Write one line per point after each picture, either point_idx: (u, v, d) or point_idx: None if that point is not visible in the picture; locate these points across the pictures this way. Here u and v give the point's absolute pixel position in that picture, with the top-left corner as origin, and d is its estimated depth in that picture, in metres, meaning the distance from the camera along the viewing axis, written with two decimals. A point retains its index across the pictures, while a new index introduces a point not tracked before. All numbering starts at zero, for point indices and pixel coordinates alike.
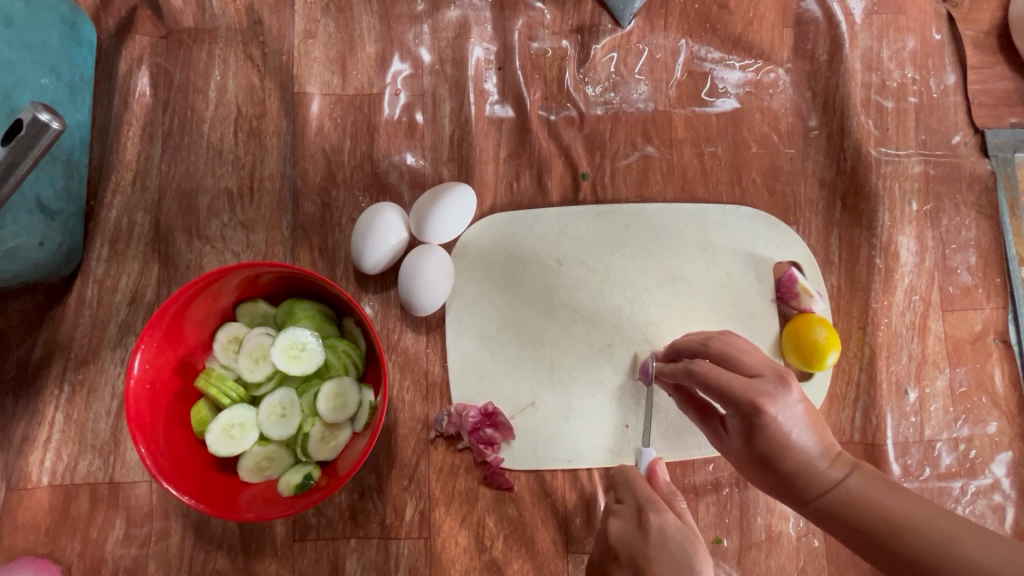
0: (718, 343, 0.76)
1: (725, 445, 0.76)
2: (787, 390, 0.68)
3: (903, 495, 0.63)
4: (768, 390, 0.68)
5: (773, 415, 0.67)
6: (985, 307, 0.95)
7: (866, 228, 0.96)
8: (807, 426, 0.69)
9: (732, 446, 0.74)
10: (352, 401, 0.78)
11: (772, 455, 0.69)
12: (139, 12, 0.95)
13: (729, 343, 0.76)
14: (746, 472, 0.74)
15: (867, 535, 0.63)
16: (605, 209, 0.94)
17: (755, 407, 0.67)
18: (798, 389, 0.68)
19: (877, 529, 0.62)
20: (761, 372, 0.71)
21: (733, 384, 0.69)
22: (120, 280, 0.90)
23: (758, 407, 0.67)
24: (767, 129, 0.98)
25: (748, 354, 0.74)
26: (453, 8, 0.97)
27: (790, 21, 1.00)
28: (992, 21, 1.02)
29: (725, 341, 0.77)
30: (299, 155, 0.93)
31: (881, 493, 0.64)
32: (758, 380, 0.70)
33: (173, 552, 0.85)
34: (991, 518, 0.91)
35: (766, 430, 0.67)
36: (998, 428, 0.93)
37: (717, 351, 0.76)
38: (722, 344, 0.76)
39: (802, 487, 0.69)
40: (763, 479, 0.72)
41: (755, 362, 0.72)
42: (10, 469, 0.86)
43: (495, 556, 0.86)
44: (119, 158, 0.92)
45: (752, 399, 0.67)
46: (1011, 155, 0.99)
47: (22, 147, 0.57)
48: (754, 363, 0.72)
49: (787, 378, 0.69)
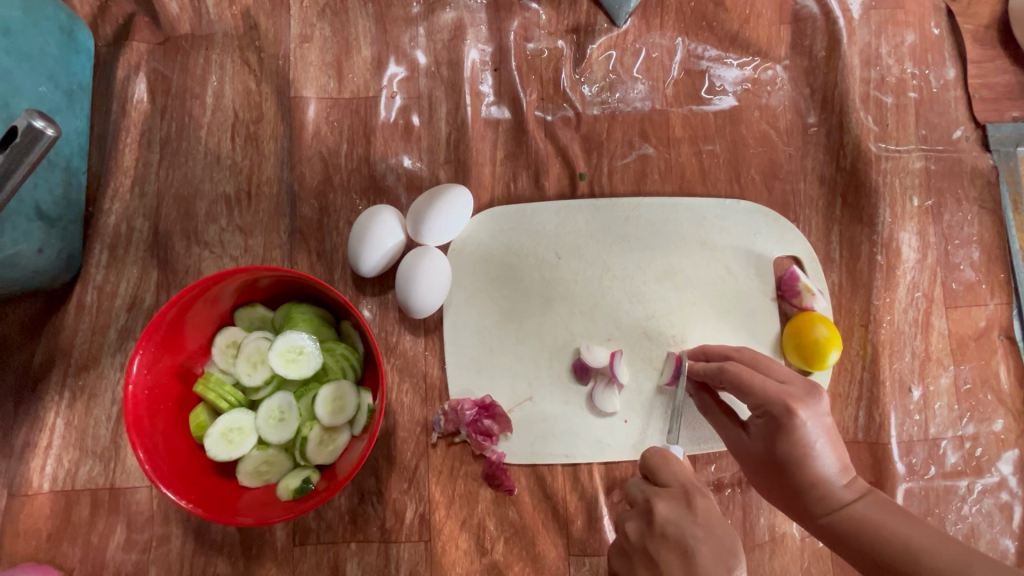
0: (751, 352, 0.79)
1: (738, 446, 0.75)
2: (817, 400, 0.69)
3: (910, 520, 0.64)
4: (800, 394, 0.69)
5: (803, 419, 0.67)
6: (989, 303, 0.94)
7: (867, 224, 0.95)
8: (831, 440, 0.69)
9: (747, 449, 0.74)
10: (350, 404, 0.77)
11: (793, 461, 0.68)
12: (137, 20, 0.95)
13: (761, 354, 0.79)
14: (755, 478, 0.74)
15: (875, 558, 0.63)
16: (603, 204, 0.94)
17: (785, 408, 0.68)
18: (827, 401, 0.70)
19: (889, 550, 0.63)
20: (790, 380, 0.72)
21: (765, 385, 0.70)
22: (120, 286, 0.91)
23: (789, 407, 0.68)
24: (765, 127, 0.97)
25: (778, 364, 0.76)
26: (448, 9, 0.97)
27: (787, 17, 0.99)
28: (993, 14, 1.01)
29: (757, 352, 0.79)
30: (297, 158, 0.93)
31: (893, 517, 0.65)
32: (788, 386, 0.71)
33: (174, 558, 0.85)
34: (997, 517, 0.89)
35: (793, 432, 0.68)
36: (1004, 426, 0.92)
37: (749, 356, 0.78)
38: (755, 354, 0.79)
39: (813, 501, 0.69)
40: (777, 489, 0.71)
41: (786, 373, 0.73)
42: (11, 475, 0.87)
43: (496, 559, 0.86)
44: (118, 164, 0.93)
45: (783, 402, 0.69)
46: (1013, 149, 0.98)
47: (17, 154, 0.56)
48: (783, 373, 0.74)
49: (815, 389, 0.71)
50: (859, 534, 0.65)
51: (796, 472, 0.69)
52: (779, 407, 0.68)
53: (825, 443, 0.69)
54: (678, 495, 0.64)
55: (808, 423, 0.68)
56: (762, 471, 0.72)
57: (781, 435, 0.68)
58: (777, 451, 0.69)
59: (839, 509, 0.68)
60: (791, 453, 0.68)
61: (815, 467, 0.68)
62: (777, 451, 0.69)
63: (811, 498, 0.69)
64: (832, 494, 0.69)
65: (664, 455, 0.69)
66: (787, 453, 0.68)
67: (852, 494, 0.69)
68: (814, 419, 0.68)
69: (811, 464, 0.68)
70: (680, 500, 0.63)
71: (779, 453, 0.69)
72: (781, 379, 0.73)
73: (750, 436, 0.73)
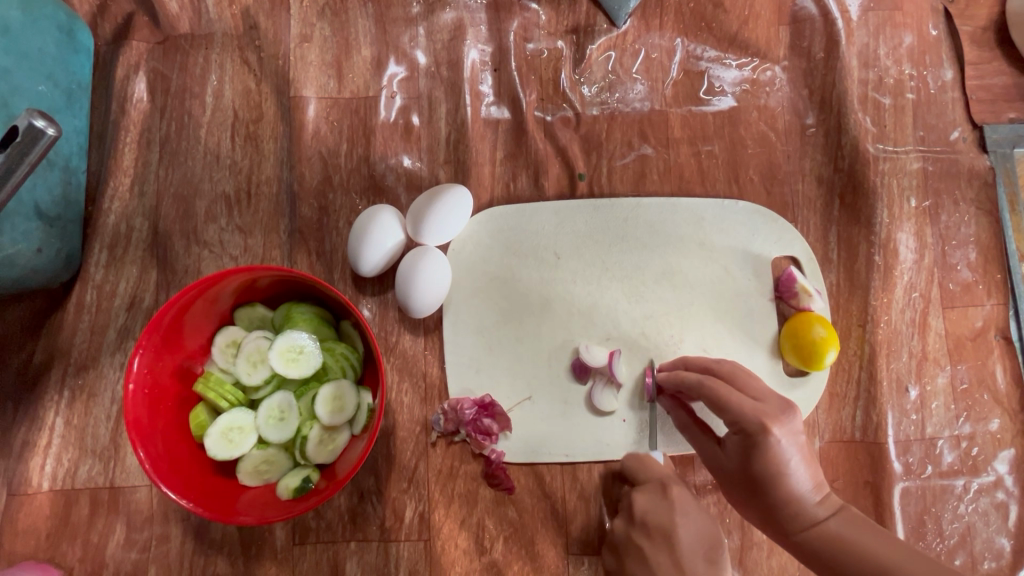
0: (730, 365, 0.79)
1: (715, 462, 0.75)
2: (791, 418, 0.70)
3: (883, 538, 0.65)
4: (774, 412, 0.69)
5: (777, 438, 0.68)
6: (985, 303, 0.95)
7: (865, 225, 0.95)
8: (804, 456, 0.69)
9: (723, 466, 0.74)
10: (350, 404, 0.78)
11: (767, 479, 0.68)
12: (136, 19, 0.95)
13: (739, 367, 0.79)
14: (732, 495, 0.74)
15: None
16: (602, 203, 0.94)
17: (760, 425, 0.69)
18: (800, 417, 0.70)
19: (862, 570, 0.63)
20: (765, 397, 0.72)
21: (740, 402, 0.71)
22: (119, 285, 0.91)
23: (765, 426, 0.68)
24: (764, 128, 0.97)
25: (753, 378, 0.76)
26: (448, 10, 0.97)
27: (786, 19, 1.00)
28: (990, 16, 1.01)
29: (734, 367, 0.79)
30: (296, 158, 0.93)
31: (865, 536, 0.65)
32: (763, 403, 0.71)
33: (173, 557, 0.85)
34: (993, 516, 0.90)
35: (767, 450, 0.68)
36: (1000, 425, 0.92)
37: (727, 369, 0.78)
38: (733, 366, 0.79)
39: (788, 519, 0.69)
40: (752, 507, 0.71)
41: (762, 389, 0.74)
42: (10, 474, 0.87)
43: (495, 558, 0.86)
44: (117, 163, 0.93)
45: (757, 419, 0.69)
46: (1010, 150, 0.98)
47: (17, 154, 0.56)
48: (759, 389, 0.74)
49: (789, 405, 0.71)
50: (835, 554, 0.65)
51: (771, 490, 0.69)
52: (754, 425, 0.69)
53: (799, 462, 0.69)
54: (654, 487, 0.75)
55: (782, 442, 0.68)
56: (738, 489, 0.72)
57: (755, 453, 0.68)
58: (752, 469, 0.69)
59: (814, 527, 0.68)
60: (767, 472, 0.68)
61: (790, 485, 0.68)
62: (752, 468, 0.69)
63: (786, 516, 0.69)
64: (807, 512, 0.68)
65: (641, 458, 0.79)
66: (762, 471, 0.68)
67: (827, 511, 0.68)
68: (788, 438, 0.68)
69: (785, 482, 0.68)
70: (657, 493, 0.74)
71: (754, 471, 0.69)
72: (756, 395, 0.73)
73: (726, 453, 0.73)
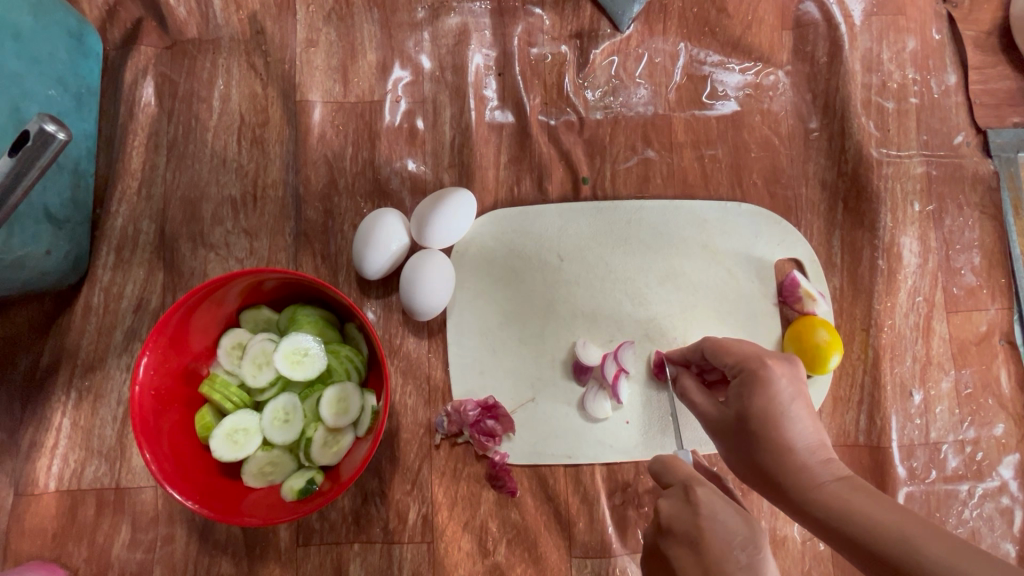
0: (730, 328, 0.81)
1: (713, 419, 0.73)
2: (793, 366, 0.71)
3: (889, 502, 0.60)
4: (776, 356, 0.71)
5: (778, 373, 0.68)
6: (990, 307, 0.95)
7: (868, 230, 0.95)
8: (805, 409, 0.69)
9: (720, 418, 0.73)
10: (354, 406, 0.78)
11: (762, 417, 0.67)
12: (144, 24, 0.96)
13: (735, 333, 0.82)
14: (730, 449, 0.71)
15: (856, 539, 0.59)
16: (605, 206, 0.94)
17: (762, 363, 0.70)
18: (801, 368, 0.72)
19: (858, 527, 0.59)
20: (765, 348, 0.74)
21: (744, 347, 0.73)
22: (126, 287, 0.91)
23: (763, 360, 0.70)
24: (767, 131, 0.98)
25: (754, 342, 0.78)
26: (453, 15, 0.97)
27: (789, 23, 1.00)
28: (993, 21, 1.01)
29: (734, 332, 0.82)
30: (301, 162, 0.94)
31: (862, 496, 0.62)
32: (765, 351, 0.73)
33: (178, 558, 0.85)
34: (998, 521, 0.90)
35: (765, 386, 0.68)
36: (1005, 430, 0.92)
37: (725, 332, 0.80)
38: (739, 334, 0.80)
39: (787, 479, 0.66)
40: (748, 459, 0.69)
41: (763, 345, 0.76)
42: (18, 474, 0.87)
43: (498, 560, 0.86)
44: (125, 166, 0.94)
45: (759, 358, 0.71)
46: (1014, 155, 0.98)
47: (28, 158, 0.57)
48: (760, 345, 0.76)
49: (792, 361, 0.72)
50: (833, 510, 0.62)
51: (769, 426, 0.67)
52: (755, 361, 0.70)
53: (800, 408, 0.68)
54: (676, 492, 0.64)
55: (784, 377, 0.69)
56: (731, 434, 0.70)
57: (752, 388, 0.69)
58: (750, 408, 0.68)
59: (813, 486, 0.64)
60: (765, 413, 0.67)
61: (786, 432, 0.67)
62: (749, 406, 0.68)
63: (783, 471, 0.66)
64: (806, 470, 0.66)
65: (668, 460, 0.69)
66: (760, 408, 0.68)
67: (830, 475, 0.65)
68: (788, 378, 0.69)
69: (786, 428, 0.67)
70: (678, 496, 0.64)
71: (751, 409, 0.68)
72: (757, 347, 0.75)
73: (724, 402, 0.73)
